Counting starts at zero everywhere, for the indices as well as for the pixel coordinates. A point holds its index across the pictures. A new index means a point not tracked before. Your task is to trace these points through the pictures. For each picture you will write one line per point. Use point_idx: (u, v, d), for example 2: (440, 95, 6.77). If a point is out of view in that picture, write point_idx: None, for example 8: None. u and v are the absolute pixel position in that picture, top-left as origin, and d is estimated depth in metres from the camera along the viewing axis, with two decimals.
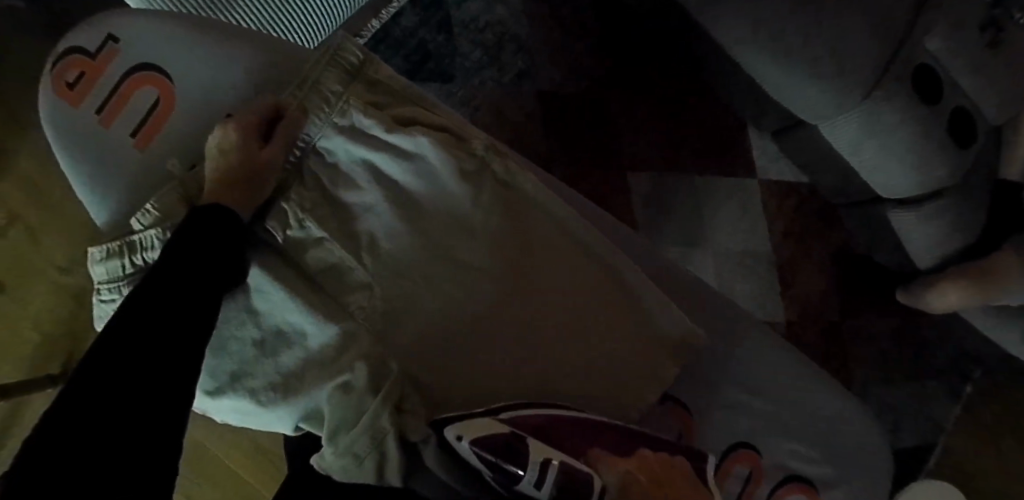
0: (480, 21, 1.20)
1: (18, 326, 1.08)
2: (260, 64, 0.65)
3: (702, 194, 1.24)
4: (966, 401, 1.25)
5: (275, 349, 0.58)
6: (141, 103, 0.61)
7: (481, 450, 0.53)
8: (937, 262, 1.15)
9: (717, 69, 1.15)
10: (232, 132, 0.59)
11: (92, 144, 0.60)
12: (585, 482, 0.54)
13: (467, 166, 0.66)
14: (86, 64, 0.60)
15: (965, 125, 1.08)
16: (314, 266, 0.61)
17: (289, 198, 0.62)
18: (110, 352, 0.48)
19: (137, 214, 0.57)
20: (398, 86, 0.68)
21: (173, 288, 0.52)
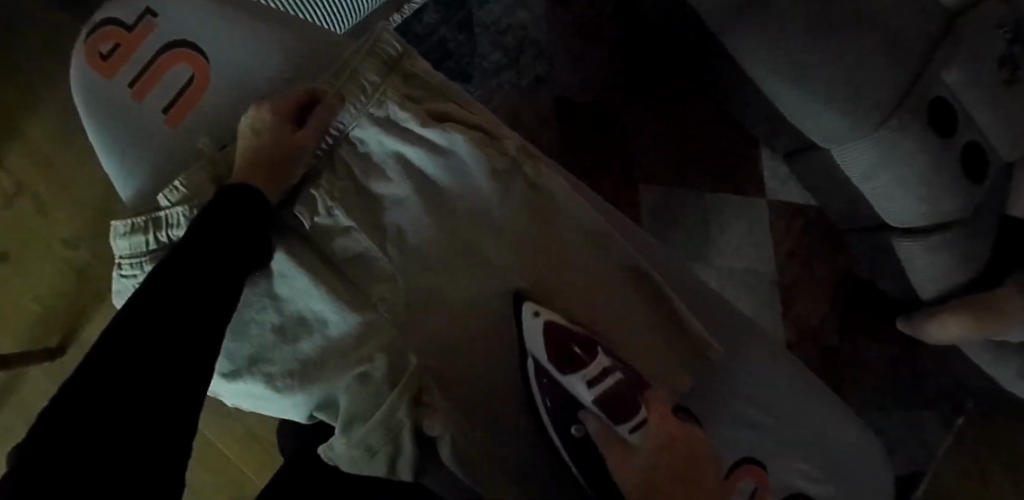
0: (502, 24, 1.20)
1: (20, 295, 1.12)
2: (297, 53, 0.68)
3: (711, 210, 1.25)
4: (962, 434, 1.25)
5: (295, 336, 0.60)
6: (173, 80, 0.66)
7: (553, 329, 0.62)
8: (939, 294, 1.15)
9: (733, 87, 1.16)
10: (268, 114, 0.62)
11: (125, 113, 0.65)
12: (631, 402, 0.59)
13: (497, 161, 0.66)
14: (123, 37, 0.66)
15: (977, 159, 1.08)
16: (341, 255, 0.63)
17: (320, 185, 0.64)
18: (123, 340, 0.49)
19: (165, 191, 0.61)
20: (434, 80, 0.69)
21: (191, 274, 0.54)
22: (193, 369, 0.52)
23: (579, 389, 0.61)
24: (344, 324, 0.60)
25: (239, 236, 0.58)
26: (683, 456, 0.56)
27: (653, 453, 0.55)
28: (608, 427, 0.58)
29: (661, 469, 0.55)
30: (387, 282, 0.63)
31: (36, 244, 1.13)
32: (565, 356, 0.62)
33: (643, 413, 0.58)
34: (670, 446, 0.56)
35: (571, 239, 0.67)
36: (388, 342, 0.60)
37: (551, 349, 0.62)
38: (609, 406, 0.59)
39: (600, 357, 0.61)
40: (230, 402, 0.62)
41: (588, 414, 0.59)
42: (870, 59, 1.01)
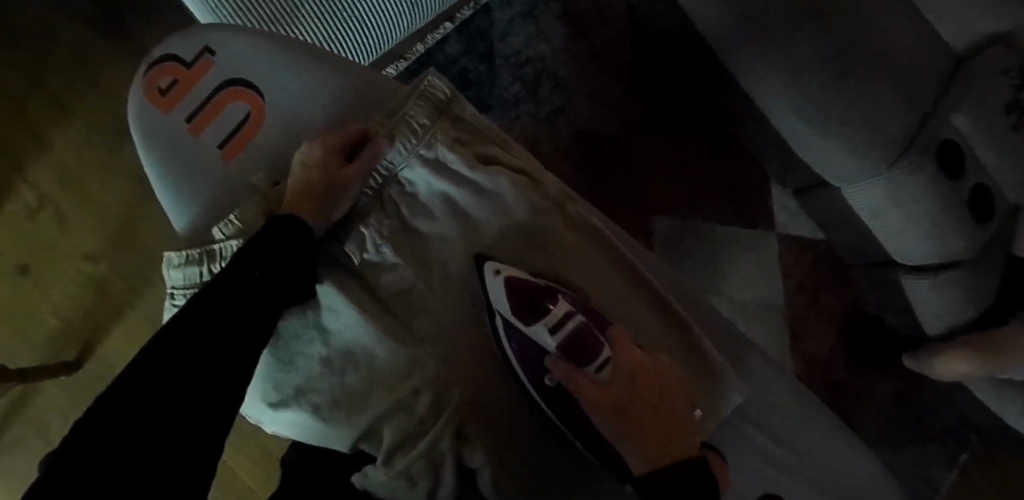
0: (522, 55, 1.23)
1: (39, 307, 1.13)
2: (348, 92, 0.70)
3: (722, 242, 1.27)
4: (964, 468, 1.26)
5: (342, 368, 0.62)
6: (230, 116, 0.68)
7: (513, 283, 0.63)
8: (945, 330, 1.17)
9: (745, 123, 1.18)
10: (318, 150, 0.65)
11: (183, 149, 0.67)
12: (594, 343, 0.60)
13: (539, 201, 0.69)
14: (182, 74, 0.68)
15: (984, 201, 1.08)
16: (388, 290, 0.65)
17: (369, 224, 0.66)
18: (158, 361, 0.53)
19: (220, 224, 0.63)
20: (480, 126, 0.72)
21: (235, 303, 0.57)
22: (224, 395, 0.55)
23: (543, 337, 0.61)
24: (390, 357, 0.63)
25: (288, 270, 0.61)
26: (650, 389, 0.60)
27: (620, 389, 0.60)
28: (575, 369, 0.61)
29: (629, 407, 0.59)
30: (430, 318, 0.65)
31: (54, 259, 1.13)
32: (528, 308, 0.62)
33: (606, 352, 0.60)
34: (634, 382, 0.60)
35: (602, 278, 0.69)
36: (433, 375, 0.62)
37: (513, 303, 0.63)
38: (573, 351, 0.61)
39: (561, 303, 0.62)
40: (269, 429, 0.64)
41: (554, 360, 0.61)
42: (883, 101, 1.01)
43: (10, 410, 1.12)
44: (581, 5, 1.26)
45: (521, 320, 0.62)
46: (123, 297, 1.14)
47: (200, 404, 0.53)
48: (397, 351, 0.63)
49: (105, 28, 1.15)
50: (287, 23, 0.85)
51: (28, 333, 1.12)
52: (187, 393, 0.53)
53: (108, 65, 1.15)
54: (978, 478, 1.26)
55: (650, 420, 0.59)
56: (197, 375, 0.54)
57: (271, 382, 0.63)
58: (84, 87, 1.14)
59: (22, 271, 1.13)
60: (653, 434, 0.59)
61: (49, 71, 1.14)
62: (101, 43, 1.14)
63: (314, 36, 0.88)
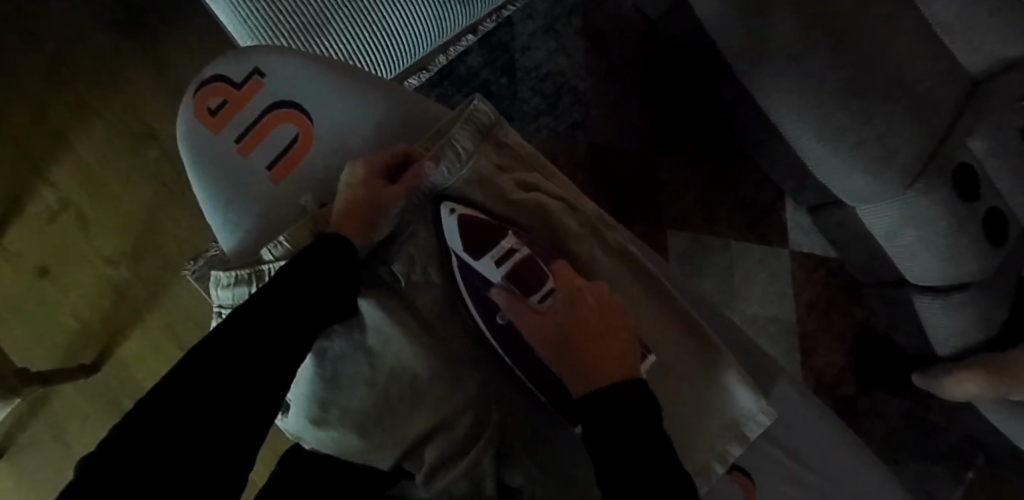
0: (542, 69, 1.24)
1: (57, 311, 1.12)
2: (392, 115, 0.71)
3: (736, 258, 1.28)
4: (969, 487, 1.28)
5: (386, 389, 0.64)
6: (278, 137, 0.69)
7: (466, 221, 0.67)
8: (955, 351, 1.16)
9: (762, 142, 1.19)
10: (361, 172, 0.65)
11: (231, 170, 0.68)
12: (539, 274, 0.64)
13: (576, 228, 0.70)
14: (231, 94, 0.69)
15: (997, 225, 1.09)
16: (427, 308, 0.67)
17: (415, 247, 0.68)
18: (191, 376, 0.53)
19: (270, 246, 0.65)
20: (524, 152, 0.72)
21: (275, 322, 0.57)
22: (256, 414, 0.54)
23: (491, 271, 0.66)
24: (433, 377, 0.64)
25: (331, 291, 0.61)
26: (589, 313, 0.62)
27: (558, 314, 0.62)
28: (518, 299, 0.64)
29: (566, 330, 0.61)
30: (469, 334, 0.68)
31: (74, 262, 1.13)
32: (478, 243, 0.66)
33: (549, 283, 0.64)
34: (572, 306, 0.62)
35: (631, 301, 0.70)
36: (474, 399, 0.64)
37: (464, 239, 0.66)
38: (519, 283, 0.64)
39: (508, 239, 0.66)
40: (310, 445, 0.64)
41: (499, 291, 0.64)
42: (901, 124, 1.01)
43: (25, 413, 1.11)
44: (601, 21, 1.28)
45: (471, 255, 0.66)
46: (143, 300, 1.13)
47: (234, 422, 0.53)
48: (440, 371, 0.64)
49: (129, 33, 1.14)
50: (318, 37, 0.87)
51: (46, 335, 1.12)
52: (222, 411, 0.53)
53: (133, 68, 1.14)
54: None
55: (587, 344, 0.60)
56: (230, 390, 0.54)
57: (315, 400, 0.64)
58: (110, 90, 1.14)
59: (42, 273, 1.12)
60: (589, 355, 0.59)
61: (67, 71, 1.12)
62: (121, 46, 1.14)
63: (342, 50, 0.89)
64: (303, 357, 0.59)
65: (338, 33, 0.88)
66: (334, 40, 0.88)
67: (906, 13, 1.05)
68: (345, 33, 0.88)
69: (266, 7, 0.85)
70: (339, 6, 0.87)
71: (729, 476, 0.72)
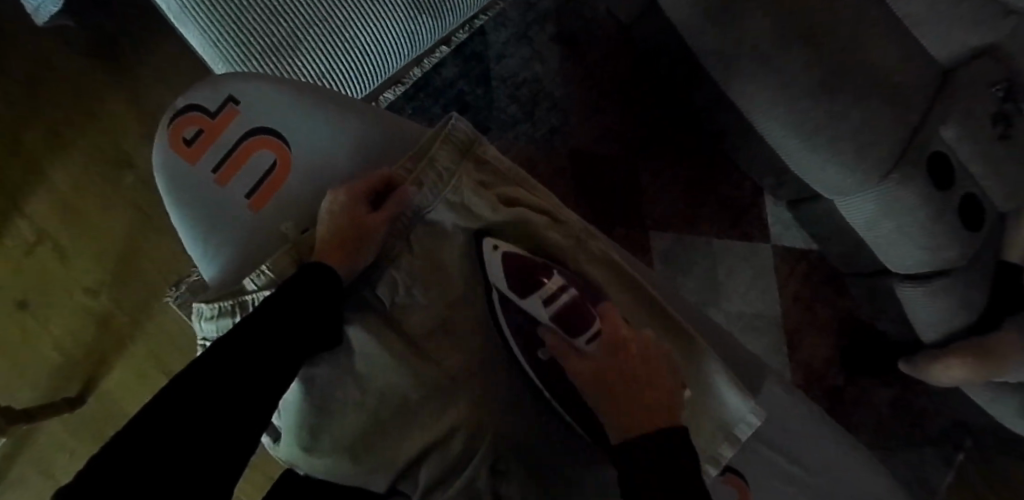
0: (518, 77, 1.24)
1: (38, 344, 1.10)
2: (369, 136, 0.71)
3: (719, 255, 1.29)
4: (959, 470, 1.29)
5: (377, 412, 0.63)
6: (257, 164, 0.68)
7: (509, 259, 0.65)
8: (941, 336, 1.18)
9: (739, 139, 1.20)
10: (344, 196, 0.65)
11: (210, 200, 0.68)
12: (586, 315, 0.62)
13: (561, 241, 0.69)
14: (205, 123, 0.68)
15: (973, 211, 1.10)
16: (417, 330, 0.66)
17: (400, 267, 0.67)
18: (173, 407, 0.51)
19: (252, 275, 0.64)
20: (503, 166, 0.71)
21: (260, 350, 0.56)
22: (240, 441, 0.53)
23: (537, 309, 0.64)
24: (422, 396, 0.64)
25: (318, 317, 0.60)
26: (635, 356, 0.60)
27: (603, 359, 0.60)
28: (565, 340, 0.62)
29: (614, 380, 0.59)
30: (457, 355, 0.67)
31: (53, 292, 1.11)
32: (523, 280, 0.64)
33: (597, 325, 0.62)
34: (619, 352, 0.60)
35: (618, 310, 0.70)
36: (466, 415, 0.64)
37: (507, 275, 0.65)
38: (567, 321, 0.62)
39: (556, 278, 0.64)
40: (303, 471, 0.63)
41: (545, 329, 0.63)
42: (875, 117, 1.02)
43: (10, 451, 1.09)
44: (575, 26, 1.28)
45: (515, 291, 0.65)
46: (126, 329, 1.12)
47: (214, 450, 0.51)
48: (431, 390, 0.65)
49: (101, 60, 1.13)
50: (291, 57, 0.87)
51: (28, 368, 1.10)
52: (203, 440, 0.51)
53: (107, 94, 1.13)
54: (973, 479, 1.29)
55: (630, 391, 0.58)
56: (213, 419, 0.52)
57: (303, 426, 0.62)
58: (86, 116, 1.12)
59: (21, 306, 1.10)
60: (637, 402, 0.58)
61: (42, 102, 1.11)
62: (93, 74, 1.13)
63: (315, 70, 0.89)
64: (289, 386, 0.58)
65: (310, 52, 0.88)
66: (307, 59, 0.88)
67: (874, 6, 1.06)
68: (318, 53, 0.88)
69: (237, 30, 0.84)
70: (310, 25, 0.87)
71: (724, 478, 0.72)
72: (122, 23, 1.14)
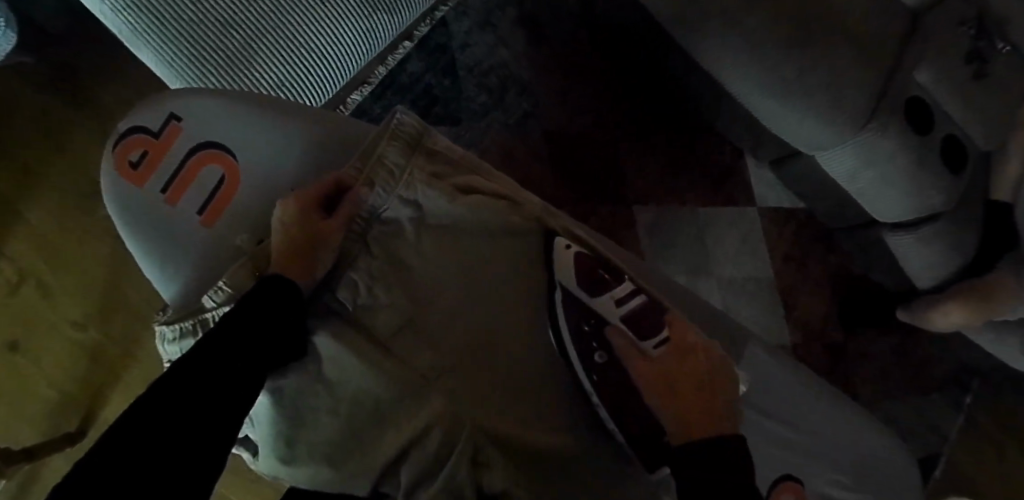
0: (484, 65, 1.23)
1: (30, 385, 1.09)
2: (316, 140, 0.70)
3: (706, 223, 1.28)
4: (969, 414, 1.28)
5: (354, 417, 0.60)
6: (205, 180, 0.68)
7: (581, 259, 0.66)
8: (936, 282, 1.16)
9: (712, 103, 1.19)
10: (294, 205, 0.62)
11: (161, 220, 0.66)
12: (656, 320, 0.62)
13: (522, 224, 0.68)
14: (150, 143, 0.67)
15: (956, 152, 1.08)
16: (383, 331, 0.63)
17: (359, 268, 0.64)
18: (142, 423, 0.49)
19: (209, 292, 0.62)
20: (457, 156, 0.70)
21: (225, 359, 0.53)
22: (211, 454, 0.51)
23: (607, 310, 0.64)
24: (395, 397, 0.61)
25: (279, 329, 0.58)
26: (703, 362, 0.60)
27: (672, 363, 0.59)
28: (632, 343, 0.61)
29: (675, 382, 0.58)
30: (429, 352, 0.63)
31: (40, 330, 1.10)
32: (593, 280, 0.65)
33: (665, 332, 0.61)
34: (687, 356, 0.60)
35: None
36: (445, 411, 0.60)
37: (578, 274, 0.66)
38: (636, 325, 0.62)
39: (627, 283, 0.65)
40: (289, 482, 0.60)
41: (614, 330, 0.62)
42: (842, 65, 1.00)
43: (16, 494, 1.08)
44: (536, 8, 1.27)
45: (586, 291, 0.65)
46: (118, 358, 1.11)
47: (186, 462, 0.49)
48: (404, 389, 0.61)
49: (62, 93, 1.12)
50: (248, 70, 0.86)
51: (23, 409, 1.08)
52: (170, 456, 0.48)
53: (73, 127, 1.12)
54: (984, 420, 1.28)
55: (692, 394, 0.57)
56: (178, 431, 0.50)
57: (279, 439, 0.60)
58: (54, 151, 1.12)
59: (10, 347, 1.09)
60: (693, 406, 0.57)
61: (10, 141, 1.11)
62: (57, 108, 1.12)
63: (272, 79, 0.88)
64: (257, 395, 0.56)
65: (267, 61, 0.87)
66: (264, 69, 0.87)
67: None
68: (274, 61, 0.87)
69: (189, 47, 0.83)
70: (265, 34, 0.86)
71: None
72: (78, 55, 1.13)
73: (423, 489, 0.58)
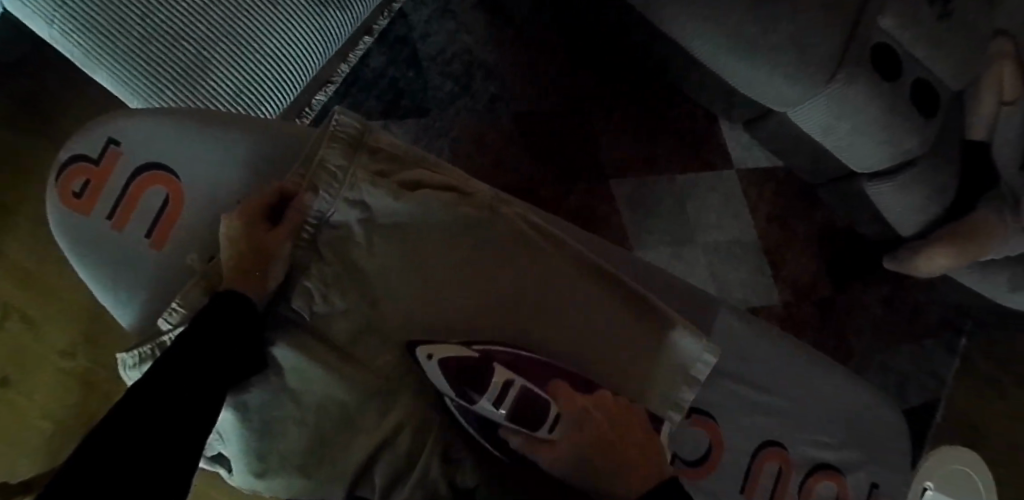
0: (447, 52, 1.22)
1: (28, 417, 1.09)
2: (259, 149, 0.70)
3: (685, 190, 1.27)
4: (964, 355, 1.29)
5: (320, 423, 0.60)
6: (149, 203, 0.67)
7: (448, 366, 0.61)
8: (919, 228, 1.16)
9: (680, 70, 1.18)
10: (238, 222, 0.61)
11: (110, 247, 0.66)
12: (540, 402, 0.59)
13: (476, 213, 0.66)
14: (91, 171, 0.67)
15: (928, 96, 1.06)
16: (342, 337, 0.62)
17: (312, 276, 0.63)
18: (105, 448, 0.48)
19: (165, 315, 0.62)
20: (401, 151, 0.69)
21: (189, 376, 0.54)
22: (180, 471, 0.51)
23: (489, 411, 0.60)
24: (361, 400, 0.61)
25: (236, 343, 0.58)
26: (603, 422, 0.58)
27: (576, 442, 0.57)
28: (529, 435, 0.58)
29: (592, 456, 0.57)
30: (392, 353, 0.63)
31: (30, 362, 1.10)
32: (465, 384, 0.60)
33: (554, 409, 0.59)
34: (587, 427, 0.58)
35: (557, 282, 0.69)
36: (413, 412, 0.62)
37: (451, 383, 0.60)
38: (526, 416, 0.58)
39: (499, 373, 0.60)
40: (264, 494, 0.61)
41: (508, 432, 0.59)
42: (807, 17, 0.97)
43: None
44: None
45: (463, 404, 0.60)
46: (113, 383, 1.11)
47: (157, 478, 0.50)
48: (367, 393, 0.61)
49: (26, 123, 1.12)
50: (203, 79, 0.83)
51: (24, 441, 1.09)
52: (142, 473, 0.49)
53: (38, 156, 1.11)
54: (978, 360, 1.29)
55: (611, 460, 0.56)
56: (147, 453, 0.50)
57: (249, 452, 0.60)
58: (23, 182, 1.11)
59: (4, 382, 1.09)
60: (619, 465, 0.56)
61: None
62: (21, 138, 1.11)
63: (231, 87, 0.85)
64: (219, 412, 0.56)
65: (223, 69, 0.84)
66: (221, 77, 0.84)
67: None
68: (229, 68, 0.84)
69: (140, 63, 0.80)
70: (218, 42, 0.83)
71: (690, 420, 0.73)
72: (38, 82, 1.12)
73: (399, 487, 0.60)
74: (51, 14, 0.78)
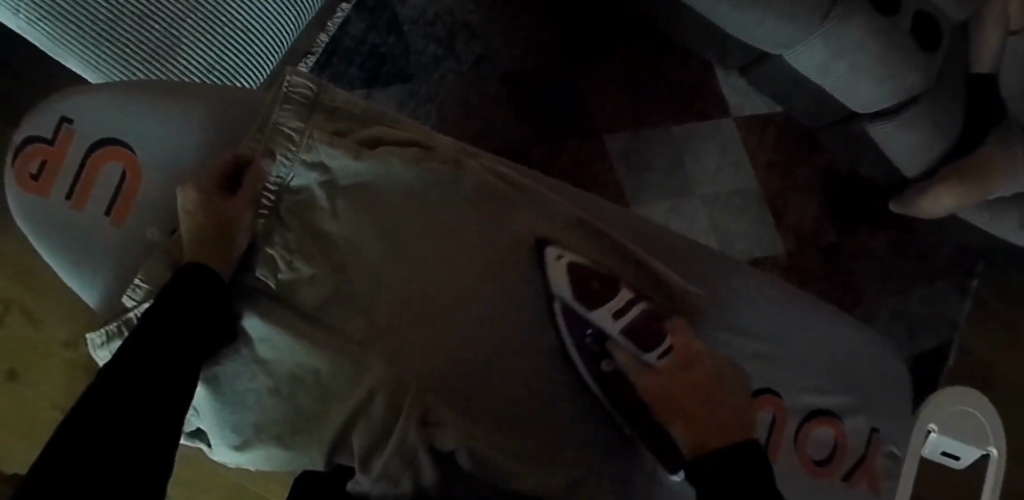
0: (428, 14, 1.19)
1: (36, 410, 1.10)
2: (214, 116, 0.69)
3: (681, 142, 1.24)
4: (975, 295, 1.26)
5: (290, 392, 0.60)
6: (106, 181, 0.66)
7: (576, 271, 0.67)
8: (925, 168, 1.10)
9: (668, 16, 1.14)
10: (193, 193, 0.61)
11: (71, 227, 0.66)
12: (657, 329, 0.65)
13: (439, 168, 0.66)
14: (45, 152, 0.66)
15: (930, 27, 1.00)
16: (311, 304, 0.61)
17: (275, 243, 0.63)
18: (83, 429, 0.47)
19: (128, 291, 0.61)
20: (359, 110, 0.68)
21: (156, 356, 0.53)
22: (152, 458, 0.49)
23: (607, 321, 0.66)
24: (333, 370, 0.60)
25: (199, 320, 0.56)
26: (702, 373, 0.63)
27: (675, 376, 0.62)
28: (635, 354, 0.64)
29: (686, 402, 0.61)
30: (362, 319, 0.62)
31: (34, 355, 1.10)
32: (589, 292, 0.67)
33: (667, 340, 0.64)
34: (693, 370, 0.63)
35: (530, 226, 0.69)
36: (384, 378, 0.60)
37: (576, 291, 0.67)
38: (640, 335, 0.65)
39: (625, 291, 0.67)
40: (247, 464, 0.63)
41: (616, 345, 0.65)
42: None
43: None
44: None
45: (580, 309, 0.67)
46: None
47: (131, 464, 0.48)
48: (338, 362, 0.60)
49: None
50: (173, 58, 0.77)
51: (34, 434, 1.10)
52: (114, 460, 0.47)
53: None
54: (990, 300, 1.26)
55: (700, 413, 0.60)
56: (119, 442, 0.48)
57: (228, 424, 0.61)
58: None
59: (10, 377, 1.10)
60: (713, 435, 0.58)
61: None
62: None
63: (201, 62, 0.79)
64: (184, 394, 0.54)
65: (192, 47, 0.78)
66: (190, 54, 0.78)
67: None
68: (196, 42, 0.78)
69: (106, 42, 0.75)
70: (185, 17, 0.77)
71: None
72: None
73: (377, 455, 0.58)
74: (15, 2, 0.72)
